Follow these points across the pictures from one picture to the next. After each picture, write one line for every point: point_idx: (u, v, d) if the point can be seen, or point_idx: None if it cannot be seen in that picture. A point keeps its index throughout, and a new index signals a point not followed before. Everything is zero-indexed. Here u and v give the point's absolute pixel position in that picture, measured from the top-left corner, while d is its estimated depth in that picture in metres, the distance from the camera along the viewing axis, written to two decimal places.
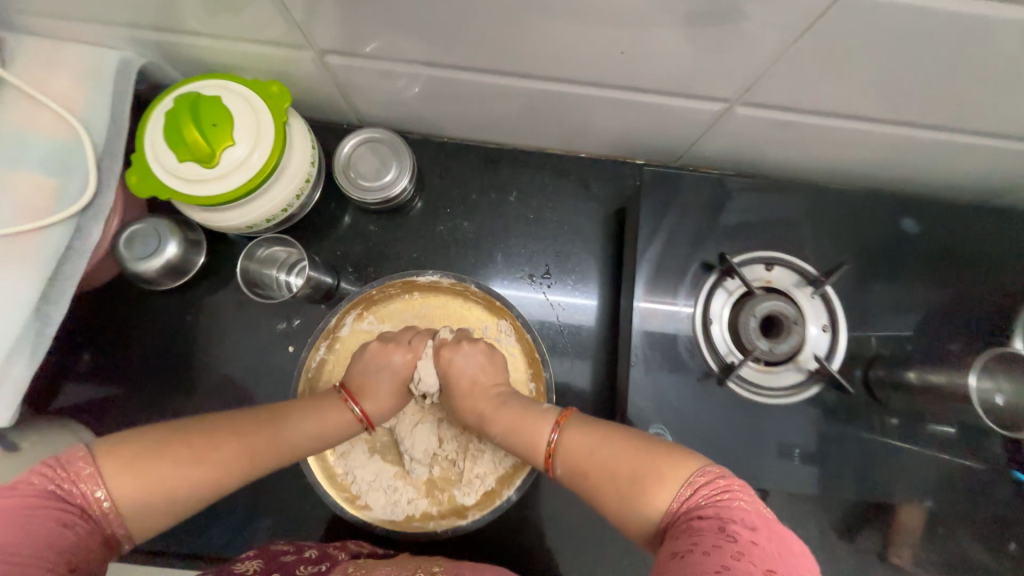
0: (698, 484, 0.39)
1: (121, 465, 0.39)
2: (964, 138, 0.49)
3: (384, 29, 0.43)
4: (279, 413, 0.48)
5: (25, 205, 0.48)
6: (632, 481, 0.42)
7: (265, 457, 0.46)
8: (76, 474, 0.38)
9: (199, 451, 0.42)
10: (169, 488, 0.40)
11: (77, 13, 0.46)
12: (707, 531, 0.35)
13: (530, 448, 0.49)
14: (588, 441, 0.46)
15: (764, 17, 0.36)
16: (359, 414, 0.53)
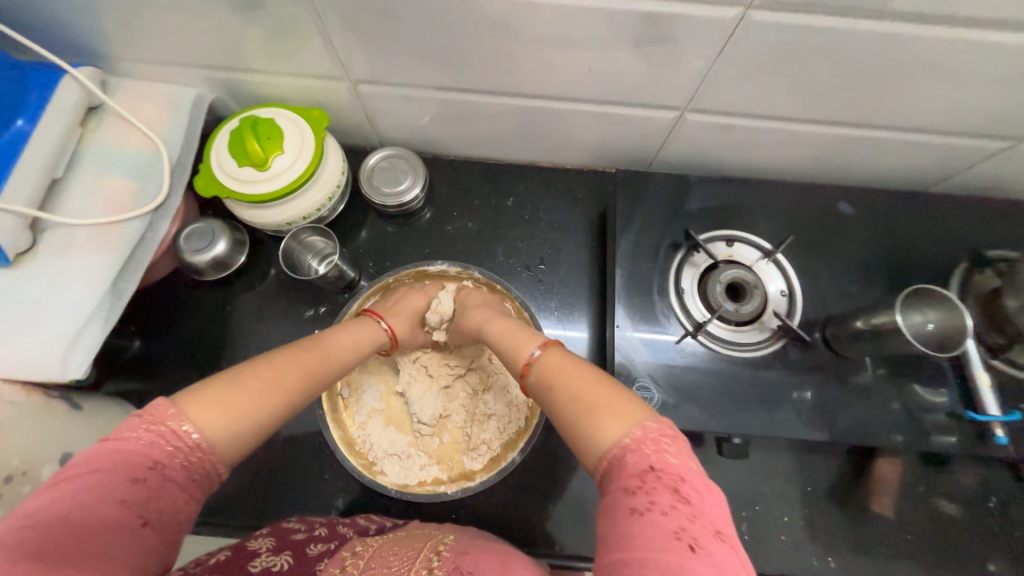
0: (649, 429, 0.37)
1: (205, 399, 0.38)
2: (873, 132, 0.61)
3: (407, 60, 0.56)
4: (315, 339, 0.53)
5: (111, 203, 0.58)
6: (587, 409, 0.40)
7: (321, 368, 0.49)
8: (160, 416, 0.35)
9: (262, 371, 0.43)
10: (248, 406, 0.40)
11: (171, 59, 0.60)
12: (661, 491, 0.33)
13: (512, 360, 0.52)
14: (563, 364, 0.46)
15: (690, 38, 0.49)
16: (387, 327, 0.63)
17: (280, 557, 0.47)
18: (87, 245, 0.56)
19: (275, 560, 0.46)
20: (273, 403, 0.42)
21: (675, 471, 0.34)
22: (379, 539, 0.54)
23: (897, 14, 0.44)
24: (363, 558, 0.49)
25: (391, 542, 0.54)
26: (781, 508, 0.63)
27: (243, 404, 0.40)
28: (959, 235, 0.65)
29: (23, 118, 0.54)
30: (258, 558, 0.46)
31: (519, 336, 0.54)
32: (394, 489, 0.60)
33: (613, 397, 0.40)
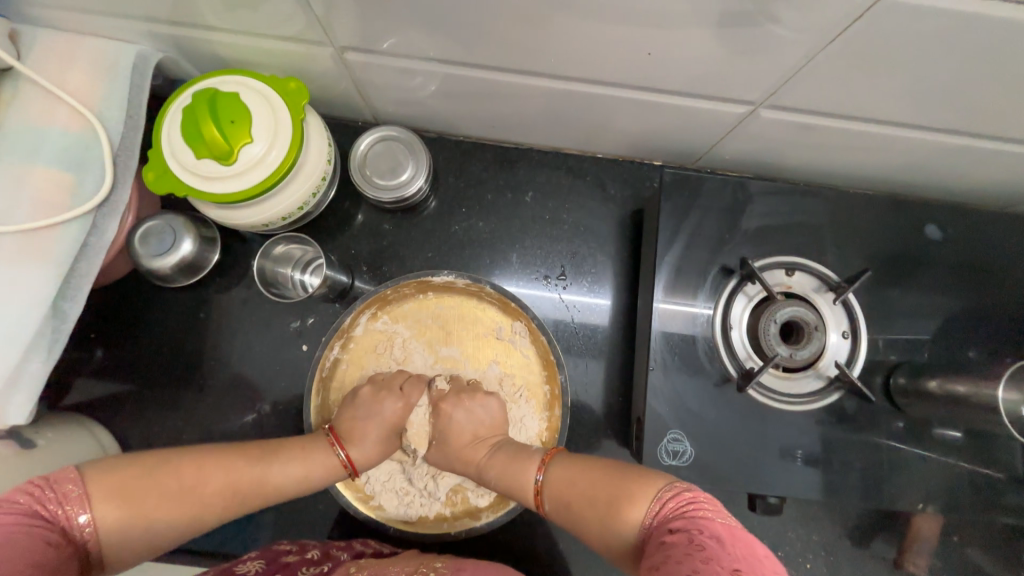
0: (667, 495, 0.40)
1: (112, 492, 0.39)
2: (992, 145, 0.49)
3: (407, 25, 0.42)
4: (265, 448, 0.49)
5: (40, 201, 0.47)
6: (609, 505, 0.43)
7: (253, 493, 0.46)
8: (63, 494, 0.38)
9: (180, 478, 0.43)
10: (147, 517, 0.40)
11: (95, 7, 0.45)
12: (679, 544, 0.35)
13: (518, 488, 0.51)
14: (567, 480, 0.47)
15: (795, 20, 0.36)
16: (345, 459, 0.52)
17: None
18: (14, 255, 0.46)
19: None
20: (186, 515, 0.42)
21: (695, 525, 0.37)
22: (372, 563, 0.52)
23: None
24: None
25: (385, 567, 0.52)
26: (805, 556, 0.59)
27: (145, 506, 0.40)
28: None
29: None
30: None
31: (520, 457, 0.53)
32: (393, 529, 0.55)
33: (631, 482, 0.43)
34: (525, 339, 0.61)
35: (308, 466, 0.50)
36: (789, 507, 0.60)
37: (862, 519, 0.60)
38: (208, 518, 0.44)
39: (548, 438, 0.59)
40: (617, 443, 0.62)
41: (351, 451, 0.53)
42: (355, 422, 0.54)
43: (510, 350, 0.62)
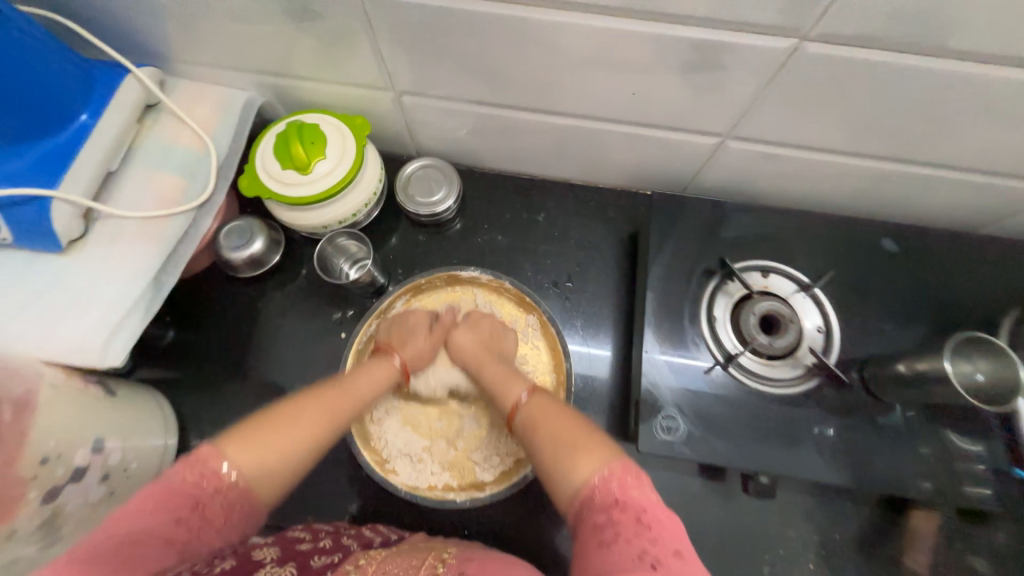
0: (613, 468, 0.44)
1: (238, 445, 0.46)
2: (924, 170, 0.59)
3: (452, 73, 0.57)
4: (336, 379, 0.57)
5: (160, 197, 0.61)
6: (571, 444, 0.46)
7: (344, 412, 0.54)
8: (198, 457, 0.44)
9: (289, 420, 0.50)
10: (284, 452, 0.48)
11: (227, 63, 0.62)
12: (626, 523, 0.40)
13: (501, 398, 0.57)
14: (546, 406, 0.53)
15: (738, 66, 0.48)
16: (401, 361, 0.63)
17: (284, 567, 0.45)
18: (135, 237, 0.58)
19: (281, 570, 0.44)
20: (306, 441, 0.50)
21: (637, 502, 0.41)
22: (382, 551, 0.52)
23: (956, 52, 0.43)
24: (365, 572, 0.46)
25: (393, 553, 0.52)
26: (805, 555, 0.60)
27: (274, 445, 0.47)
28: (1010, 279, 0.63)
29: (87, 112, 0.57)
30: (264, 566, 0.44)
31: (510, 373, 0.59)
32: (403, 490, 0.61)
33: (583, 436, 0.47)
34: (535, 331, 0.70)
35: (375, 377, 0.60)
36: (785, 502, 0.62)
37: (861, 518, 0.61)
38: (321, 441, 0.51)
39: None
40: (619, 435, 0.67)
41: (404, 354, 0.64)
42: (394, 333, 0.66)
43: (522, 340, 0.71)
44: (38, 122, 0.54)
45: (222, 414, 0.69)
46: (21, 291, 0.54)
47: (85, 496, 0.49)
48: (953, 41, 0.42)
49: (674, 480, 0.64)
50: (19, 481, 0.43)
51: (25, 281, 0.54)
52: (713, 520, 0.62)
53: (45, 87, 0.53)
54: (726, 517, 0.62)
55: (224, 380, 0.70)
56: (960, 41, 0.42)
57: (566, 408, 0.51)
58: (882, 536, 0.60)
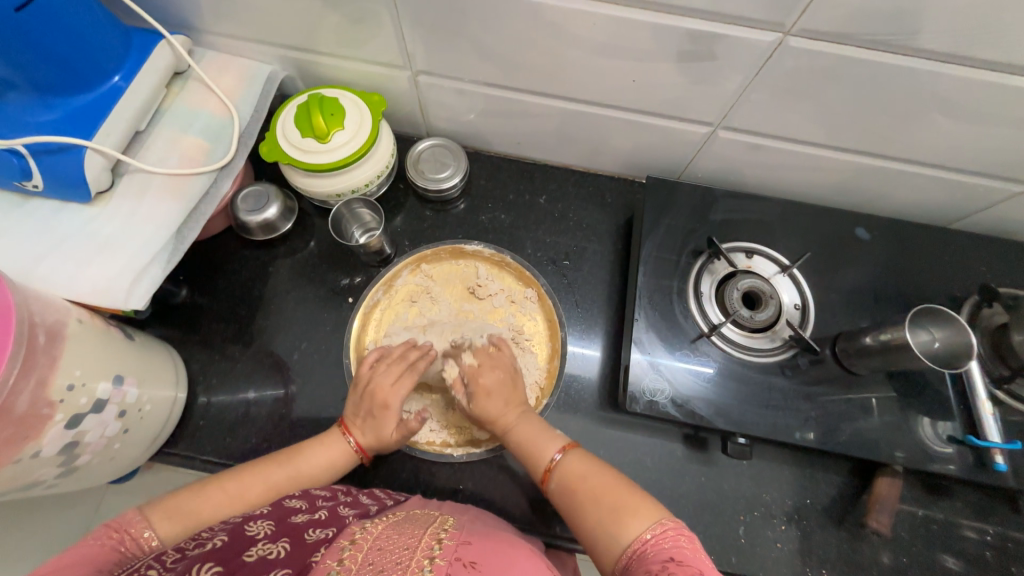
0: (666, 526, 0.47)
1: (167, 517, 0.51)
2: (895, 164, 0.64)
3: (467, 55, 0.62)
4: (289, 453, 0.61)
5: (184, 157, 0.64)
6: (613, 506, 0.50)
7: (283, 492, 0.58)
8: (128, 521, 0.49)
9: (228, 493, 0.55)
10: (206, 522, 0.53)
11: (254, 36, 0.66)
12: (680, 575, 0.41)
13: (532, 461, 0.59)
14: (583, 470, 0.55)
15: (729, 58, 0.54)
16: (354, 444, 0.63)
17: (276, 544, 0.48)
18: (161, 192, 0.61)
19: (273, 548, 0.47)
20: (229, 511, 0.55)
21: (693, 562, 0.43)
22: (379, 525, 0.52)
23: (918, 51, 0.48)
24: (361, 550, 0.47)
25: (391, 528, 0.52)
26: (777, 517, 0.65)
27: (197, 513, 0.53)
28: (970, 269, 0.68)
29: (120, 74, 0.60)
30: (256, 546, 0.46)
31: (537, 434, 0.60)
32: (404, 444, 0.67)
33: (628, 497, 0.51)
34: (534, 304, 0.74)
35: (331, 453, 0.62)
36: (760, 468, 0.67)
37: (830, 484, 0.66)
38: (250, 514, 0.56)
39: (546, 385, 0.69)
40: (609, 402, 0.71)
41: (358, 437, 0.63)
42: (388, 401, 0.62)
43: (521, 312, 0.74)
44: (75, 78, 0.57)
45: (229, 371, 0.71)
46: (53, 236, 0.57)
47: (103, 429, 0.52)
48: (916, 40, 0.47)
49: (658, 445, 0.68)
50: (47, 402, 0.45)
51: (56, 228, 0.58)
52: (693, 483, 0.66)
53: (87, 47, 0.56)
54: (706, 481, 0.66)
55: (232, 338, 0.73)
56: (921, 41, 0.47)
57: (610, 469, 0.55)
58: (847, 501, 0.65)
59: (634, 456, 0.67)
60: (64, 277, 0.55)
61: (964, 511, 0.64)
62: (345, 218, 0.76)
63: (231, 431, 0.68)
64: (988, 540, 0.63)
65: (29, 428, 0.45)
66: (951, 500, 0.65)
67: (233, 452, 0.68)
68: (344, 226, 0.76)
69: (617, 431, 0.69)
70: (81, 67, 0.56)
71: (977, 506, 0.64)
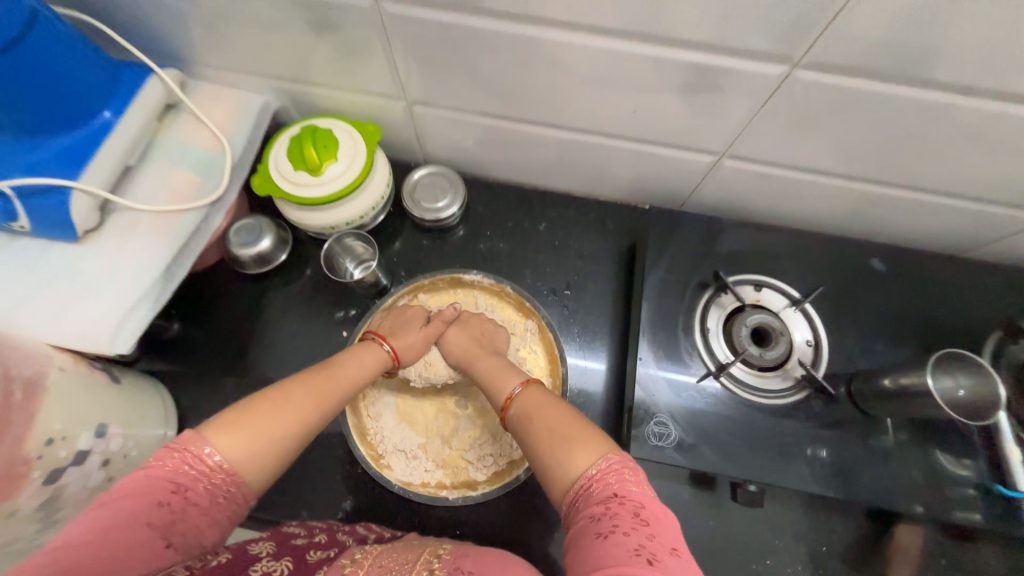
0: (612, 461, 0.44)
1: (223, 432, 0.45)
2: (913, 194, 0.61)
3: (462, 85, 0.60)
4: (323, 366, 0.57)
5: (174, 192, 0.63)
6: (562, 436, 0.47)
7: (332, 397, 0.54)
8: (183, 443, 0.43)
9: (274, 404, 0.49)
10: (267, 433, 0.47)
11: (246, 68, 0.65)
12: (623, 515, 0.40)
13: (495, 395, 0.57)
14: (542, 399, 0.53)
15: (733, 89, 0.51)
16: (391, 350, 0.63)
17: (279, 563, 0.44)
18: (150, 228, 0.60)
19: (276, 566, 0.43)
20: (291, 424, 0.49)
21: (635, 497, 0.41)
22: (378, 546, 0.51)
23: (939, 83, 0.45)
24: (361, 568, 0.45)
25: (389, 549, 0.51)
26: (792, 566, 0.61)
27: (259, 427, 0.47)
28: (993, 301, 0.65)
29: (110, 109, 0.59)
30: (259, 562, 0.43)
31: (503, 373, 0.59)
32: (397, 486, 0.64)
33: (579, 428, 0.48)
34: (534, 336, 0.72)
35: (364, 365, 0.60)
36: (772, 513, 0.63)
37: (847, 532, 0.62)
38: (306, 428, 0.51)
39: None
40: (611, 440, 0.68)
41: (394, 343, 0.64)
42: (389, 325, 0.67)
43: (521, 345, 0.72)
44: (63, 117, 0.56)
45: (220, 408, 0.70)
46: (37, 278, 0.56)
47: (85, 481, 0.50)
48: (934, 73, 0.44)
49: (665, 488, 0.65)
50: (23, 459, 0.44)
51: (41, 270, 0.57)
52: (701, 529, 0.63)
53: (72, 84, 0.54)
54: (716, 526, 0.63)
55: (225, 371, 0.71)
56: (941, 74, 0.44)
57: (561, 403, 0.51)
58: (867, 550, 0.62)
59: None
60: (46, 321, 0.54)
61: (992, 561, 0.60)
62: (339, 254, 0.75)
63: None
64: None
65: (4, 488, 0.43)
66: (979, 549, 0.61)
67: None
68: (338, 262, 0.75)
69: None
70: (69, 106, 0.55)
71: None
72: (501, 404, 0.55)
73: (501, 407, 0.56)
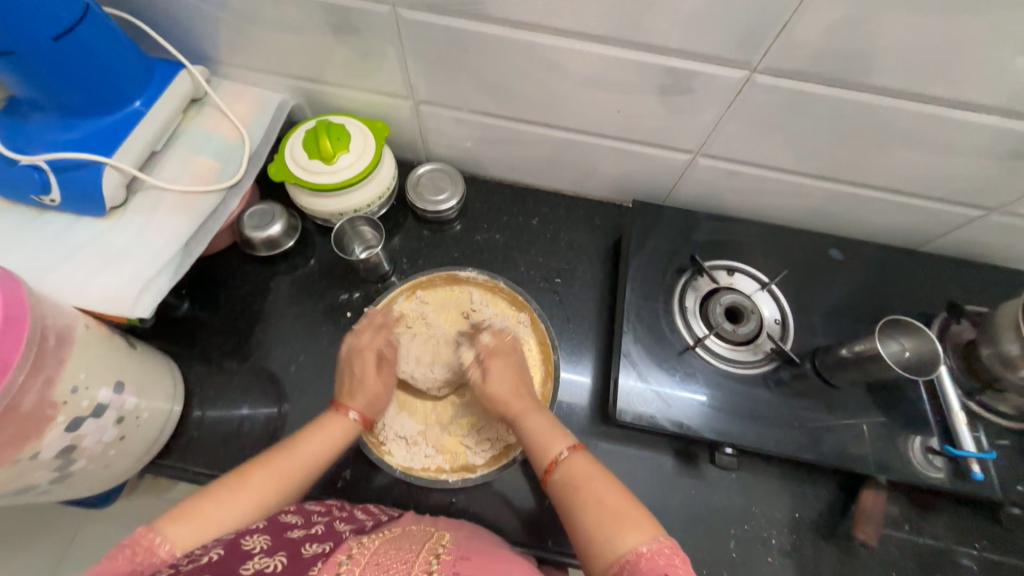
0: (661, 543, 0.47)
1: (175, 524, 0.49)
2: (862, 190, 0.69)
3: (466, 86, 0.67)
4: (287, 446, 0.60)
5: (196, 175, 0.68)
6: (613, 517, 0.50)
7: (289, 480, 0.57)
8: (139, 536, 0.47)
9: (228, 493, 0.53)
10: (219, 524, 0.51)
11: (269, 67, 0.71)
12: None
13: (538, 453, 0.58)
14: (589, 470, 0.55)
15: (704, 93, 0.59)
16: (357, 416, 0.63)
17: (273, 558, 0.45)
18: (172, 207, 0.64)
19: (270, 561, 0.45)
20: (242, 512, 0.52)
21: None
22: (377, 539, 0.52)
23: (873, 87, 0.54)
24: (359, 563, 0.47)
25: (389, 543, 0.52)
26: (768, 531, 0.65)
27: (208, 518, 0.50)
28: (938, 288, 0.73)
29: (141, 99, 0.64)
30: (252, 559, 0.44)
31: (549, 430, 0.60)
32: (399, 470, 0.65)
33: (632, 509, 0.50)
34: (527, 328, 0.77)
35: (328, 437, 0.61)
36: (749, 481, 0.68)
37: (817, 498, 0.67)
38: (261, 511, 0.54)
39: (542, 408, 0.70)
40: (600, 415, 0.72)
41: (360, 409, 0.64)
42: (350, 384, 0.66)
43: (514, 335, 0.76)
44: (100, 102, 0.61)
45: (226, 383, 0.73)
46: (66, 248, 0.60)
47: (101, 435, 0.53)
48: (868, 78, 0.53)
49: (649, 458, 0.69)
50: (51, 404, 0.47)
51: (69, 241, 0.60)
52: (684, 496, 0.67)
53: (112, 75, 0.60)
54: (698, 494, 0.67)
55: (232, 349, 0.74)
56: (874, 79, 0.53)
57: (610, 475, 0.54)
58: (836, 514, 0.66)
59: (626, 469, 0.68)
60: (72, 287, 0.57)
61: (948, 524, 0.65)
62: (348, 234, 0.80)
63: (225, 443, 0.69)
64: (974, 554, 0.63)
65: (32, 429, 0.45)
66: (936, 512, 0.66)
67: (225, 464, 0.68)
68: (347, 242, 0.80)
69: (608, 442, 0.70)
70: (106, 93, 0.61)
71: (961, 519, 0.66)
72: (546, 465, 0.56)
73: (544, 467, 0.57)
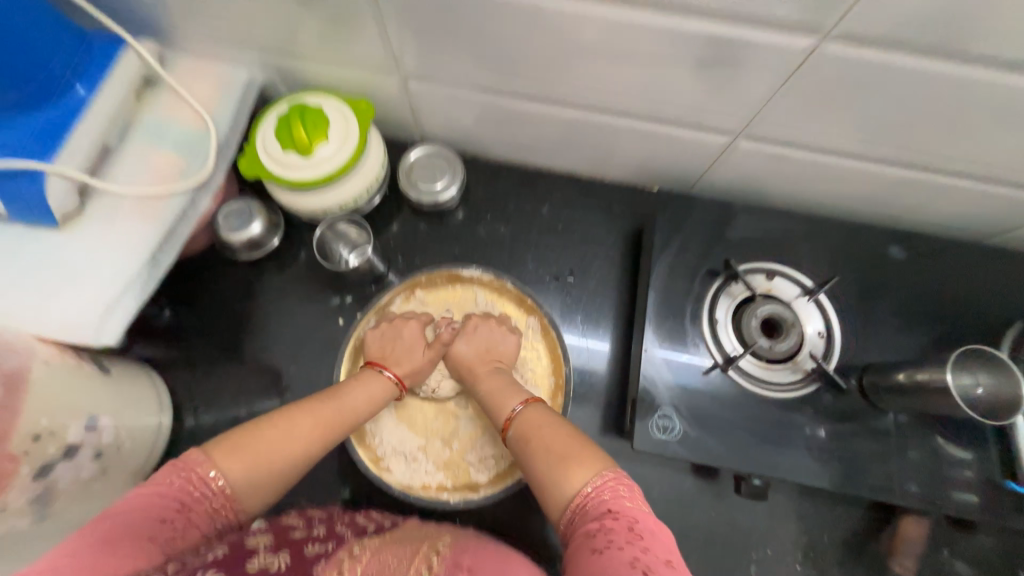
0: (607, 477, 0.44)
1: (228, 454, 0.46)
2: (940, 179, 0.57)
3: (460, 59, 0.55)
4: (331, 393, 0.57)
5: (157, 174, 0.59)
6: (563, 456, 0.47)
7: (336, 426, 0.54)
8: (189, 463, 0.45)
9: (280, 430, 0.50)
10: (273, 461, 0.48)
11: (228, 40, 0.60)
12: (618, 530, 0.40)
13: (495, 412, 0.57)
14: (541, 418, 0.53)
15: (753, 66, 0.47)
16: (392, 376, 0.62)
17: (277, 555, 0.41)
18: (134, 215, 0.57)
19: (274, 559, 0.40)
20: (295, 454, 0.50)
21: (630, 513, 0.41)
22: (376, 540, 0.49)
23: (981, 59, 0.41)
24: (359, 563, 0.43)
25: (388, 542, 0.49)
26: (794, 556, 0.61)
27: (262, 452, 0.48)
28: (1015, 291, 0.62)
29: (82, 83, 0.55)
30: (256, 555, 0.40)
31: (506, 389, 0.59)
32: (397, 488, 0.62)
33: (579, 446, 0.48)
34: (536, 334, 0.70)
35: (370, 395, 0.59)
36: (775, 503, 0.63)
37: (850, 523, 0.62)
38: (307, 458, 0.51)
39: None
40: (614, 431, 0.67)
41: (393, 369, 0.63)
42: (388, 349, 0.65)
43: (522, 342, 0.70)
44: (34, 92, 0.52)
45: (216, 396, 0.68)
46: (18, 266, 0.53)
47: (77, 473, 0.51)
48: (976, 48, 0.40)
49: (668, 478, 0.64)
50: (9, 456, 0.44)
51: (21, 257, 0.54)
52: (703, 519, 0.63)
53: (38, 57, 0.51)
54: (717, 516, 0.63)
55: (220, 360, 0.70)
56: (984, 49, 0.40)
57: (564, 421, 0.52)
58: (869, 541, 0.61)
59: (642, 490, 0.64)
60: (29, 313, 0.51)
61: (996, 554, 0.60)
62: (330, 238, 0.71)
63: None
64: None
65: None
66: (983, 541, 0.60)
67: None
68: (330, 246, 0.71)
69: (623, 460, 0.65)
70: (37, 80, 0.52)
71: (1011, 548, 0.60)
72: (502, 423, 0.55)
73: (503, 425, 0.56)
